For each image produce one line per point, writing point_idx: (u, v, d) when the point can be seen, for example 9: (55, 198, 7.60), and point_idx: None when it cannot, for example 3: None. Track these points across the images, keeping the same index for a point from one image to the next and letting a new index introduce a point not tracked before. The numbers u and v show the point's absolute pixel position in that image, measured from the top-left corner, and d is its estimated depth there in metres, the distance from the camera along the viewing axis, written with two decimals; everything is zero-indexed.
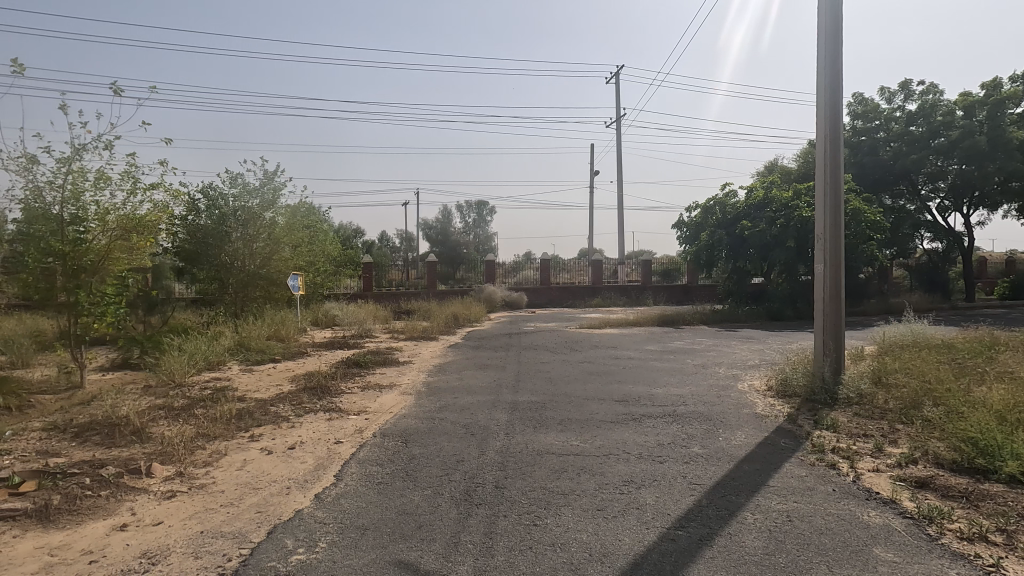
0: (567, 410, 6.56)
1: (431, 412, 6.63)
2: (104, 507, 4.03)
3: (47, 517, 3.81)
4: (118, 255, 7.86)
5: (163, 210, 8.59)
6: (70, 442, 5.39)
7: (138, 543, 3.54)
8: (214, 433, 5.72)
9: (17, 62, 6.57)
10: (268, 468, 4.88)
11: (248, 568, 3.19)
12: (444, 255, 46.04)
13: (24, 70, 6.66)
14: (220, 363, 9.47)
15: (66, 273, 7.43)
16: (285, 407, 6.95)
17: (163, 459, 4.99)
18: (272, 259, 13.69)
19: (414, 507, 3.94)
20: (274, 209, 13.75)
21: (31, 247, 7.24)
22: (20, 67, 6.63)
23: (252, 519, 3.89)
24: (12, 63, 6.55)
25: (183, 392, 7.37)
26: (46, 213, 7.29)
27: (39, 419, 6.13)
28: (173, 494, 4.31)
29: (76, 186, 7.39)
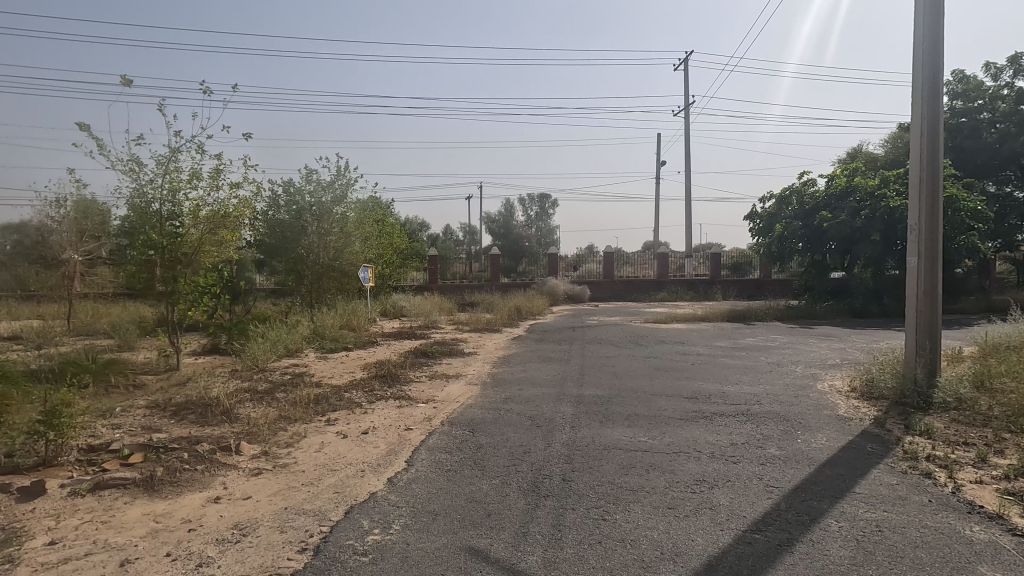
0: (634, 405, 6.45)
1: (497, 403, 6.71)
2: (200, 480, 4.36)
3: (153, 487, 4.18)
4: (208, 247, 8.45)
5: (246, 206, 9.15)
6: (169, 420, 5.88)
7: (231, 515, 3.80)
8: (295, 415, 6.07)
9: (124, 76, 7.22)
10: (344, 451, 5.11)
11: (330, 544, 3.35)
12: (506, 248, 46.30)
13: (130, 82, 7.29)
14: (298, 350, 10.02)
15: (164, 265, 8.06)
16: (358, 393, 7.26)
17: (250, 438, 5.34)
18: (344, 252, 14.23)
19: (483, 495, 4.01)
20: (345, 203, 14.29)
21: (135, 241, 7.88)
22: (125, 79, 7.26)
23: (331, 498, 4.09)
24: (122, 78, 7.20)
25: (266, 376, 7.88)
26: (147, 209, 7.92)
27: (143, 397, 6.72)
28: (259, 471, 4.61)
29: (173, 184, 8.00)
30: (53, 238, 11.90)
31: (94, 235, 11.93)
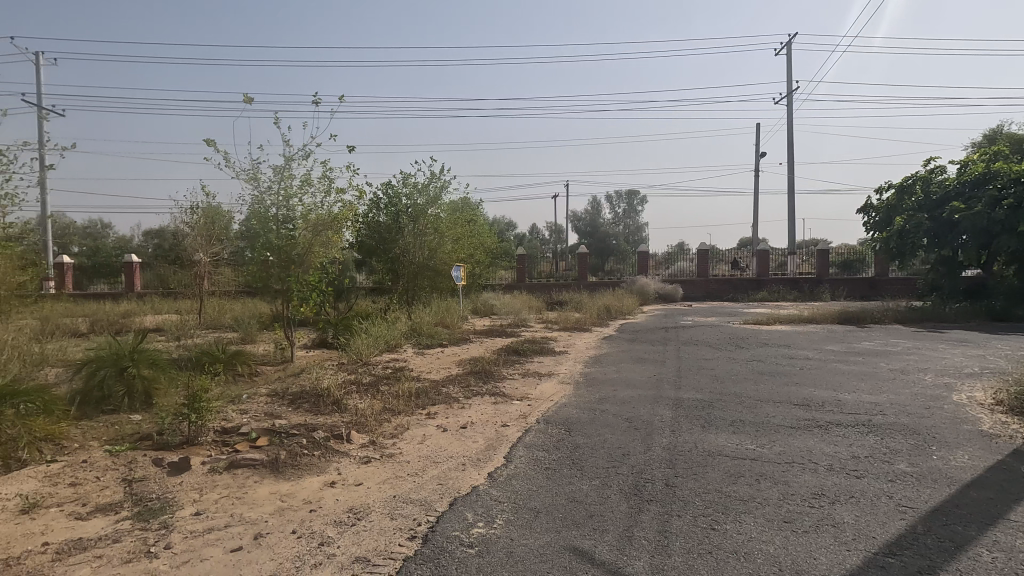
0: (738, 411, 6.12)
1: (592, 403, 6.64)
2: (318, 465, 4.70)
3: (278, 468, 4.56)
4: (318, 248, 9.09)
5: (350, 209, 9.73)
6: (288, 407, 6.39)
7: (346, 499, 4.06)
8: (398, 408, 6.37)
9: (247, 94, 7.92)
10: (445, 445, 5.29)
11: (437, 534, 3.48)
12: (594, 247, 45.76)
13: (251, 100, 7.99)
14: (397, 345, 10.51)
15: (280, 265, 8.77)
16: (455, 388, 7.49)
17: (359, 427, 5.68)
18: (438, 251, 14.74)
19: (583, 495, 3.98)
20: (438, 205, 14.79)
21: (256, 243, 8.63)
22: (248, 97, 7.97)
23: (435, 489, 4.24)
24: (245, 96, 7.91)
25: (370, 370, 8.35)
26: (266, 214, 8.64)
27: (264, 386, 7.37)
28: (369, 459, 4.88)
29: (287, 190, 8.67)
30: (188, 241, 13.34)
31: (221, 238, 13.24)
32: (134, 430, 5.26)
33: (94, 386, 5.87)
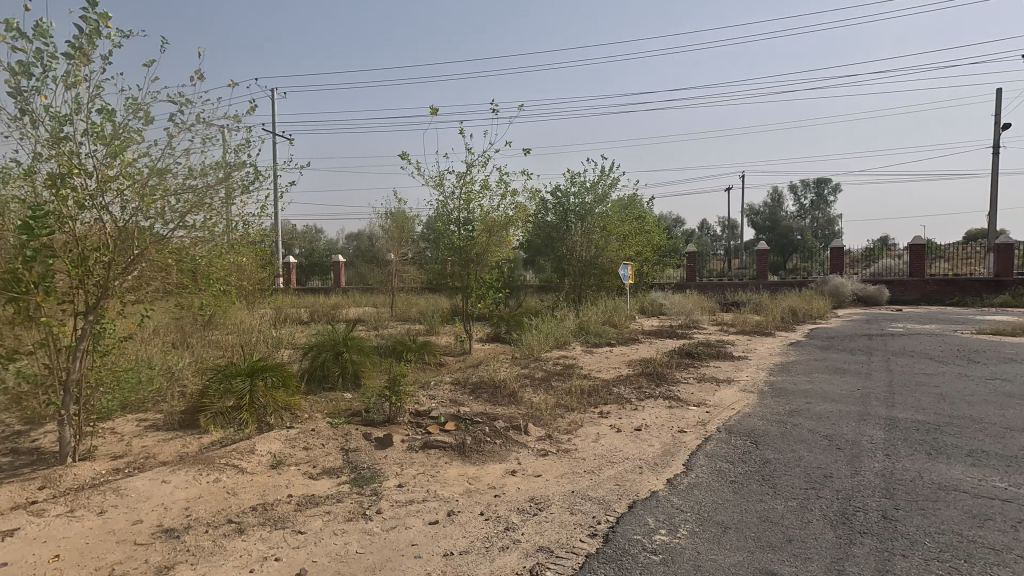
0: (978, 438, 5.05)
1: (781, 415, 6.03)
2: (499, 453, 4.97)
3: (465, 452, 4.92)
4: (494, 248, 9.59)
5: (523, 210, 10.10)
6: (470, 396, 6.86)
7: (526, 489, 4.22)
8: (571, 404, 6.45)
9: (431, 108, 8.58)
10: (620, 445, 5.22)
11: (618, 535, 3.44)
12: (774, 242, 41.67)
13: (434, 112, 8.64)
14: (566, 343, 10.68)
15: (461, 264, 9.43)
16: (626, 389, 7.37)
17: (535, 421, 5.89)
18: (605, 250, 14.65)
19: (779, 517, 3.62)
20: (605, 203, 14.67)
21: (441, 244, 9.39)
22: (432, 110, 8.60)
23: (613, 489, 4.20)
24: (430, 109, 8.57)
25: (542, 366, 8.60)
26: (449, 217, 9.34)
27: (448, 375, 8.01)
28: (546, 452, 5.03)
29: (468, 195, 9.27)
30: (383, 244, 15.06)
31: (410, 240, 14.70)
32: (347, 406, 6.08)
33: (317, 366, 6.91)
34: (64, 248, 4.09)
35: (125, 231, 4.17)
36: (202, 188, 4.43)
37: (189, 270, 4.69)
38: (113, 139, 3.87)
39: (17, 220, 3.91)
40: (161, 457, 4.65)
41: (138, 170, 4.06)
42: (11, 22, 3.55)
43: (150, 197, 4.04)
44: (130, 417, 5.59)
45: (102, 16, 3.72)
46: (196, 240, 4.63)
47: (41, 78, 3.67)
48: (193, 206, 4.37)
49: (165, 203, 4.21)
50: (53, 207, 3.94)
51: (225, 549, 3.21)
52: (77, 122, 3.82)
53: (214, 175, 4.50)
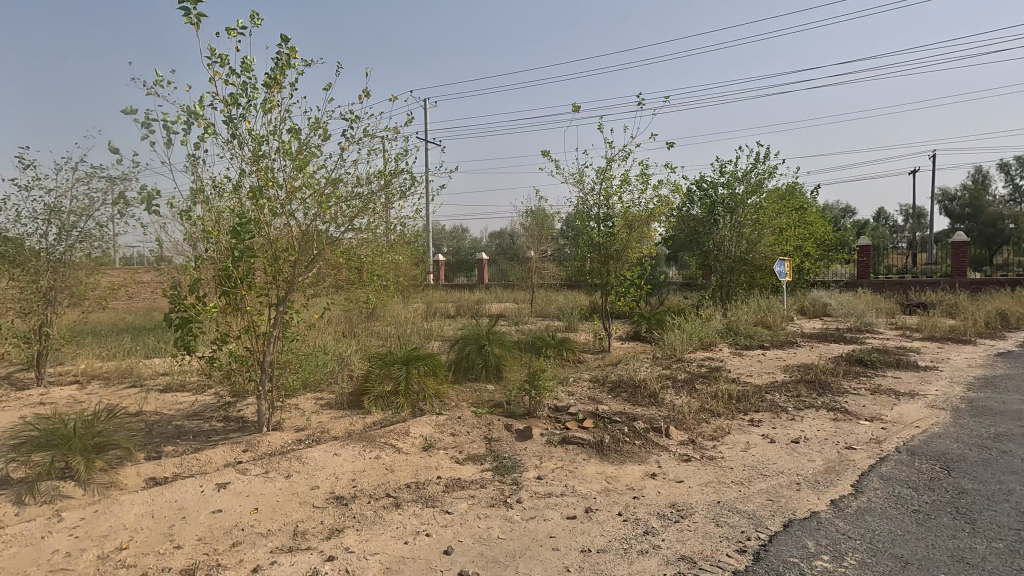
0: None
1: (984, 439, 5.06)
2: (639, 455, 4.85)
3: (603, 451, 4.88)
4: (634, 244, 9.30)
5: (666, 204, 9.64)
6: (608, 394, 6.77)
7: (667, 494, 4.06)
8: (717, 410, 6.06)
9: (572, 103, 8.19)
10: (774, 457, 4.79)
11: (770, 555, 3.17)
12: (975, 232, 35.09)
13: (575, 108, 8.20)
14: (712, 344, 10.04)
15: (601, 260, 9.28)
16: (782, 397, 6.72)
17: (677, 424, 5.64)
18: (758, 244, 13.48)
19: (979, 559, 3.05)
20: (759, 193, 13.41)
21: (580, 241, 9.33)
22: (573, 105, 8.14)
23: (764, 504, 3.87)
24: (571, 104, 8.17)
25: (685, 367, 8.19)
26: (589, 213, 9.20)
27: (587, 372, 7.98)
28: (689, 458, 4.79)
29: (608, 190, 9.05)
30: (524, 241, 15.47)
31: (549, 237, 14.92)
32: (490, 398, 6.37)
33: (463, 357, 7.34)
34: (262, 249, 4.83)
35: (307, 234, 4.80)
36: (367, 194, 4.94)
37: (355, 267, 5.26)
38: (298, 154, 4.48)
39: (229, 226, 4.72)
40: (333, 432, 5.29)
41: (317, 181, 4.65)
42: (226, 61, 4.26)
43: (326, 204, 4.61)
44: (310, 395, 6.44)
45: (292, 49, 4.32)
46: (362, 241, 5.18)
47: (246, 107, 4.36)
48: (360, 210, 4.89)
49: (338, 209, 4.77)
50: (254, 214, 4.67)
51: (384, 520, 3.56)
52: (272, 142, 4.48)
53: (377, 182, 4.99)
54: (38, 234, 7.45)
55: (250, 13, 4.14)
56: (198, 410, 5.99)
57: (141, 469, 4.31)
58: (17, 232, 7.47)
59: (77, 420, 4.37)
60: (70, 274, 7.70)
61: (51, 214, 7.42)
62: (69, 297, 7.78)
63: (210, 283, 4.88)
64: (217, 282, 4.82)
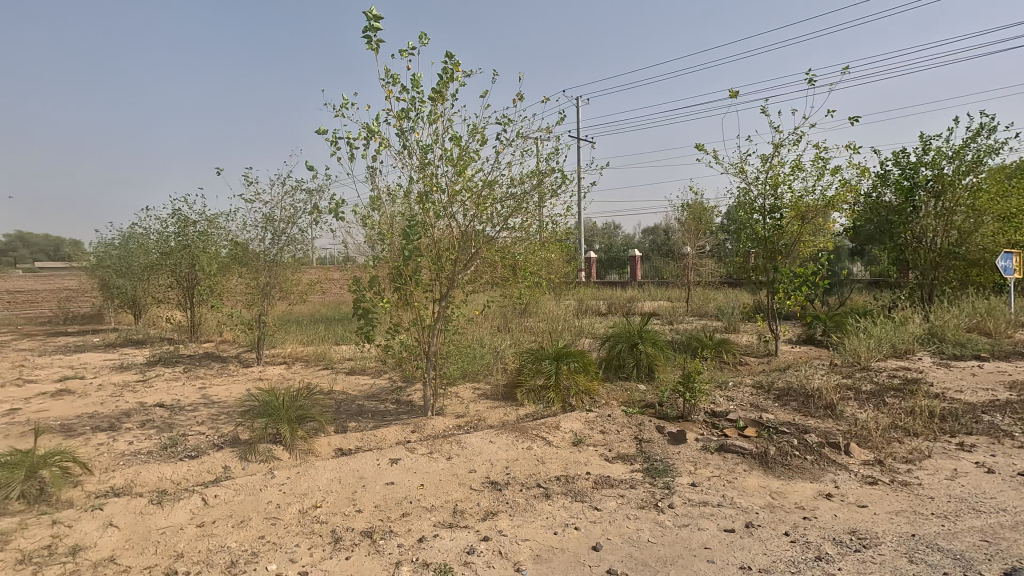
0: None
1: None
2: (811, 471, 4.36)
3: (767, 463, 4.48)
4: (808, 237, 8.29)
5: (849, 190, 8.41)
6: (774, 402, 6.19)
7: (846, 518, 3.59)
8: (913, 429, 5.20)
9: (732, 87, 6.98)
10: (993, 491, 3.97)
11: None
12: None
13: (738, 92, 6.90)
14: (909, 352, 8.55)
15: (766, 256, 8.40)
16: (1006, 418, 5.53)
17: (860, 441, 4.95)
18: (975, 235, 11.17)
19: None
20: (978, 172, 10.97)
21: (742, 235, 8.53)
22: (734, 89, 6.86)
23: (978, 546, 3.23)
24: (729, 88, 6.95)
25: (871, 377, 7.14)
26: (752, 205, 8.29)
27: (749, 377, 7.37)
28: (874, 480, 4.19)
29: (776, 178, 8.10)
30: (679, 236, 14.76)
31: (707, 231, 14.03)
32: (642, 398, 6.22)
33: (613, 355, 7.26)
34: (428, 249, 5.28)
35: (466, 234, 5.14)
36: (520, 194, 5.13)
37: (509, 265, 5.49)
38: (459, 160, 4.81)
39: (401, 228, 5.25)
40: (489, 421, 5.60)
41: (476, 183, 4.95)
42: (398, 80, 4.74)
43: (483, 205, 4.89)
44: (468, 385, 6.89)
45: (455, 63, 4.65)
46: (516, 240, 5.40)
47: (415, 119, 4.80)
48: (514, 210, 5.11)
49: (494, 209, 5.03)
50: (421, 217, 5.13)
51: (535, 509, 3.68)
52: (437, 150, 4.88)
53: (530, 182, 5.15)
54: (259, 239, 9.02)
55: (419, 34, 4.55)
56: (376, 393, 6.76)
57: (331, 440, 5.00)
58: (244, 238, 9.13)
59: (285, 395, 5.21)
60: (280, 272, 9.19)
61: (267, 223, 8.93)
62: (279, 292, 9.30)
63: (385, 280, 5.48)
64: (391, 279, 5.39)
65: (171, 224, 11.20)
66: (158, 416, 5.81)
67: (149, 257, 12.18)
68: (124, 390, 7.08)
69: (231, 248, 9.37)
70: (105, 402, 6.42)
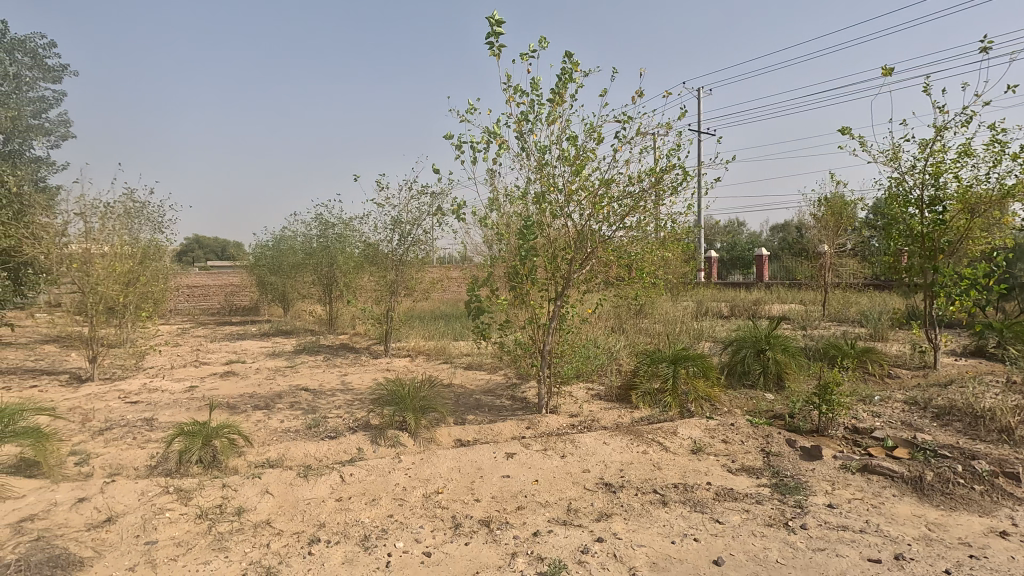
0: None
1: None
2: (980, 504, 3.77)
3: (922, 490, 3.95)
4: (979, 233, 7.13)
5: None
6: (932, 422, 5.43)
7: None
8: None
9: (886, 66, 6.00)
10: None
11: None
12: None
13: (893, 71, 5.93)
14: None
15: (923, 255, 7.37)
16: None
17: None
18: None
19: None
20: None
21: (893, 231, 7.55)
22: (888, 68, 5.92)
23: None
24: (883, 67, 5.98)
25: None
26: (906, 197, 7.33)
27: (900, 391, 6.53)
28: None
29: (938, 165, 7.05)
30: (815, 233, 13.47)
31: (850, 228, 12.65)
32: (769, 408, 5.78)
33: (737, 361, 6.82)
34: (543, 249, 5.35)
35: (582, 233, 5.13)
36: (638, 193, 5.01)
37: (625, 265, 5.39)
38: (576, 160, 4.82)
39: (518, 228, 5.38)
40: (603, 422, 5.55)
41: (592, 183, 4.92)
42: (518, 84, 4.85)
43: (600, 204, 4.85)
44: (582, 385, 6.88)
45: (573, 62, 4.66)
46: (632, 239, 5.28)
47: (534, 121, 4.89)
48: (631, 209, 5.01)
49: (610, 208, 4.97)
50: (537, 217, 5.22)
51: (651, 514, 3.59)
52: (554, 150, 4.93)
53: (648, 180, 5.01)
54: (388, 240, 9.73)
55: (539, 38, 4.62)
56: (492, 388, 7.00)
57: (451, 430, 5.26)
58: (375, 240, 9.90)
59: (411, 386, 5.58)
60: (406, 271, 9.84)
61: (395, 225, 9.61)
62: (405, 289, 9.96)
63: (501, 279, 5.65)
64: (507, 278, 5.55)
65: (315, 227, 12.46)
66: (303, 398, 6.51)
67: (296, 256, 13.66)
68: (276, 374, 8.03)
69: (364, 249, 10.22)
70: (262, 384, 7.32)
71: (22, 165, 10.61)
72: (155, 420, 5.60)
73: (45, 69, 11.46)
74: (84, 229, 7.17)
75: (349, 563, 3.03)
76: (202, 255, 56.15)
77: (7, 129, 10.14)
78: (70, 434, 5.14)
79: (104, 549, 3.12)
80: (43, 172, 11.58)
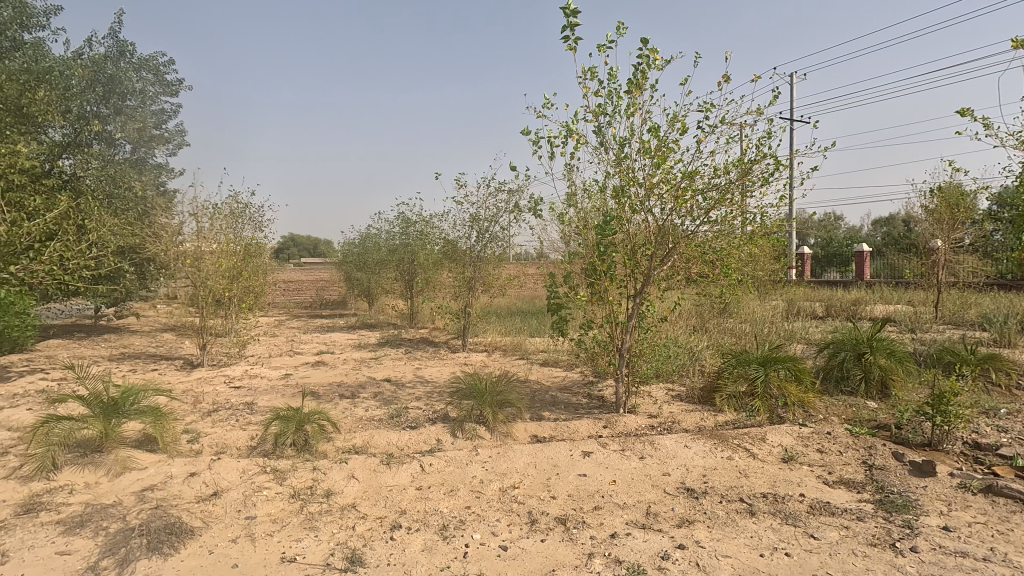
0: None
1: None
2: None
3: None
4: None
5: None
6: None
7: None
8: None
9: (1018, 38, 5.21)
10: None
11: None
12: None
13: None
14: None
15: None
16: None
17: None
18: None
19: None
20: None
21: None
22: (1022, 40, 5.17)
23: None
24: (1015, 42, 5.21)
25: None
26: None
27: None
28: None
29: None
30: (927, 228, 12.21)
31: (969, 221, 11.34)
32: (873, 417, 5.31)
33: (835, 365, 6.32)
34: (622, 244, 5.23)
35: (663, 228, 4.96)
36: (725, 185, 4.76)
37: (708, 261, 5.14)
38: (656, 151, 4.66)
39: (596, 224, 5.30)
40: (685, 425, 5.34)
41: (675, 175, 4.73)
42: (596, 75, 4.74)
43: (682, 198, 4.66)
44: (663, 386, 6.65)
45: (653, 49, 4.49)
46: (717, 233, 5.01)
47: (613, 113, 4.77)
48: (717, 202, 4.76)
49: (694, 202, 4.76)
50: (617, 212, 5.09)
51: (737, 524, 3.40)
52: (634, 143, 4.79)
53: (735, 171, 4.75)
54: (466, 237, 9.92)
55: (617, 25, 4.47)
56: (568, 385, 6.93)
57: (528, 427, 5.27)
58: (454, 237, 10.12)
59: (488, 381, 5.64)
60: (484, 268, 9.98)
61: (473, 222, 9.78)
62: (483, 285, 10.09)
63: (579, 275, 5.61)
64: (585, 275, 5.49)
65: (397, 225, 12.92)
66: (386, 389, 6.78)
67: (380, 253, 14.25)
68: (361, 365, 8.44)
69: (444, 245, 10.47)
70: (349, 375, 7.71)
71: (147, 171, 11.83)
72: (255, 404, 6.06)
73: (165, 84, 12.68)
74: (196, 228, 7.85)
75: (428, 551, 3.10)
76: (297, 253, 60.02)
77: (135, 139, 11.38)
78: (184, 414, 5.68)
79: (210, 520, 3.40)
80: (164, 176, 12.86)
